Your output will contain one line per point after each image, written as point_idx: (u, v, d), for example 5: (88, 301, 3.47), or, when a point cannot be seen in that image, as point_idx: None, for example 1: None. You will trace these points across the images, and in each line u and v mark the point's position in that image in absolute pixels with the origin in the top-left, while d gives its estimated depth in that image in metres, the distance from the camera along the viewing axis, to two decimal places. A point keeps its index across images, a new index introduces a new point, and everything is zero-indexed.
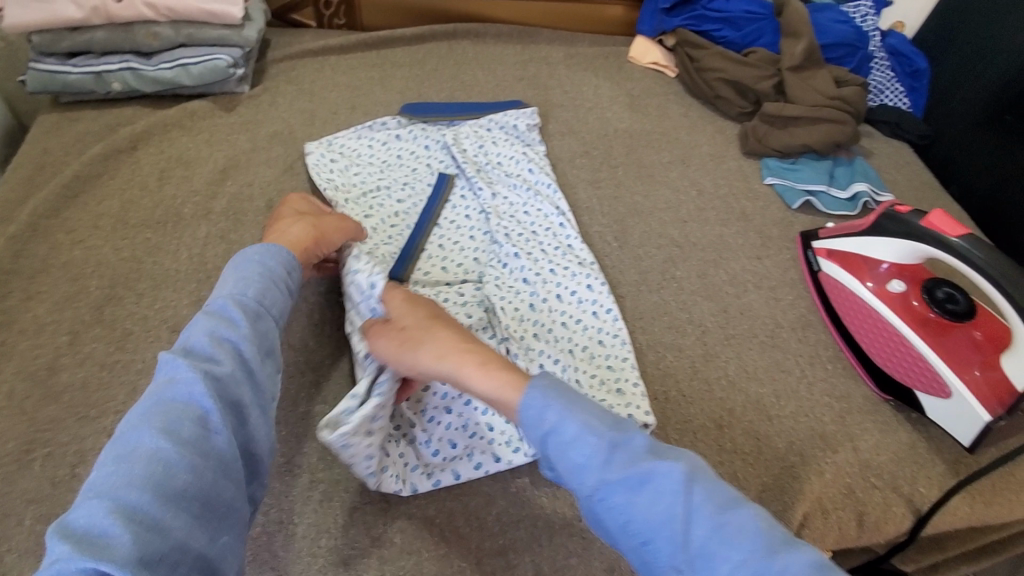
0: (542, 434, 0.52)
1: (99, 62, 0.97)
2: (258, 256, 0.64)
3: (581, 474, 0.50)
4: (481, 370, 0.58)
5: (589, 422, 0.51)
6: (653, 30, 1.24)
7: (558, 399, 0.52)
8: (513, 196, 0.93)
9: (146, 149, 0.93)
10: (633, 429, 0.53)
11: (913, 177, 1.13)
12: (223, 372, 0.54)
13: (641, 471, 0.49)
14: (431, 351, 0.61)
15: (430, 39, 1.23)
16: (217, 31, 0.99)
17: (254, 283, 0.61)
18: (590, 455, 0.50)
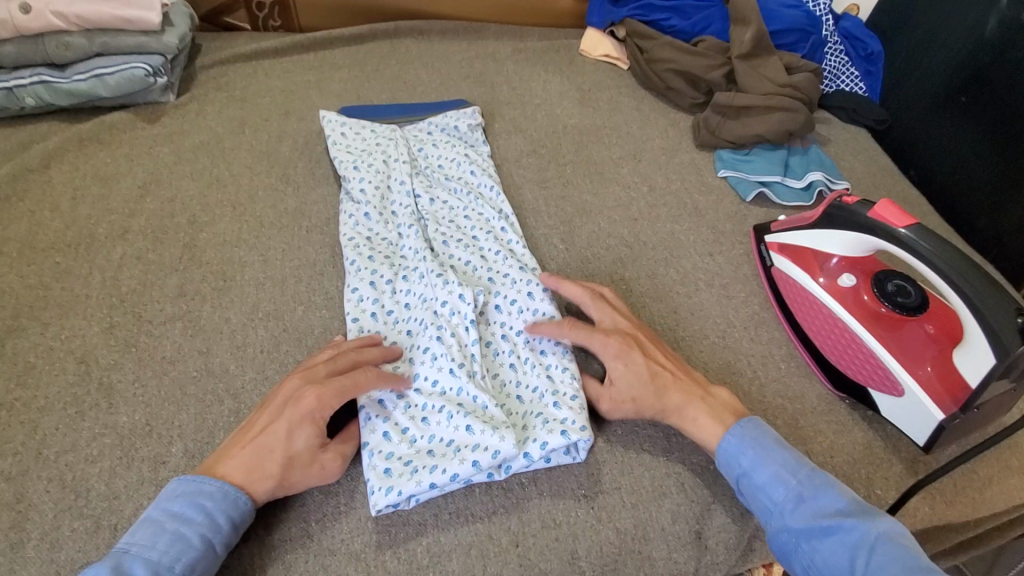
0: (737, 476, 0.62)
1: (9, 76, 0.91)
2: (208, 504, 0.55)
3: (770, 515, 0.60)
4: (697, 424, 0.65)
5: (780, 472, 0.60)
6: (602, 21, 1.21)
7: (757, 452, 0.62)
8: (453, 200, 0.88)
9: (60, 166, 0.87)
10: (829, 484, 0.60)
11: (870, 163, 1.11)
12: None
13: (827, 523, 0.57)
14: (670, 405, 0.66)
15: (370, 38, 1.18)
16: (134, 38, 0.94)
17: (187, 548, 0.52)
18: (781, 501, 0.59)
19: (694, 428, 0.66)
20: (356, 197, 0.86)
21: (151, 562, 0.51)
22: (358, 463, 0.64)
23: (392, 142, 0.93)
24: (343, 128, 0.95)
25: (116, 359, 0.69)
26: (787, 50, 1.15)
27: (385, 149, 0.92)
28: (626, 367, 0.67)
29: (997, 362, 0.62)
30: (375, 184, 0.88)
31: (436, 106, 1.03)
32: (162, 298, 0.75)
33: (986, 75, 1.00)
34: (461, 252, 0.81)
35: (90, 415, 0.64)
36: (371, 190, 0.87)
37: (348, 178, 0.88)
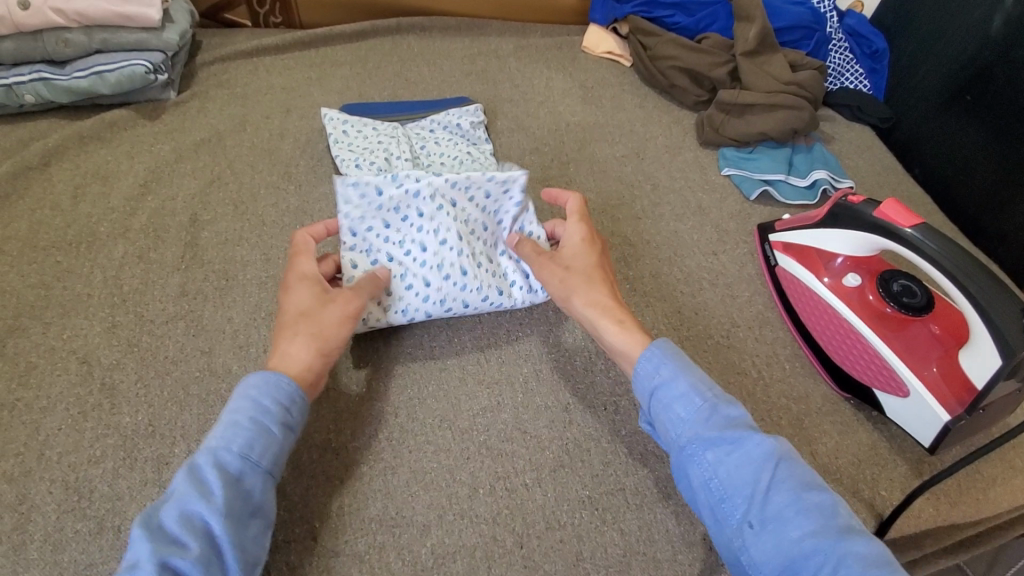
0: (653, 387, 0.61)
1: (8, 73, 0.90)
2: (256, 391, 0.56)
3: (680, 426, 0.58)
4: (620, 325, 0.66)
5: (695, 386, 0.59)
6: (605, 18, 1.20)
7: (676, 366, 0.61)
8: None
9: (60, 164, 0.87)
10: (737, 404, 0.59)
11: (875, 162, 1.10)
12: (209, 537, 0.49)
13: (734, 435, 0.56)
14: (596, 298, 0.67)
15: (372, 35, 1.17)
16: (134, 35, 0.93)
17: (243, 431, 0.54)
18: (693, 413, 0.58)
19: (615, 329, 0.66)
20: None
21: (215, 452, 0.53)
22: (362, 464, 0.64)
23: (396, 140, 0.92)
24: (345, 126, 0.95)
25: (118, 358, 0.69)
26: (791, 48, 1.15)
27: (387, 147, 0.91)
28: (578, 243, 0.72)
29: (1003, 363, 0.62)
30: (376, 181, 0.86)
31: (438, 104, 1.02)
32: (164, 297, 0.75)
33: (992, 73, 0.99)
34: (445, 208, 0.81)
35: (93, 415, 0.64)
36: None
37: (349, 176, 0.87)
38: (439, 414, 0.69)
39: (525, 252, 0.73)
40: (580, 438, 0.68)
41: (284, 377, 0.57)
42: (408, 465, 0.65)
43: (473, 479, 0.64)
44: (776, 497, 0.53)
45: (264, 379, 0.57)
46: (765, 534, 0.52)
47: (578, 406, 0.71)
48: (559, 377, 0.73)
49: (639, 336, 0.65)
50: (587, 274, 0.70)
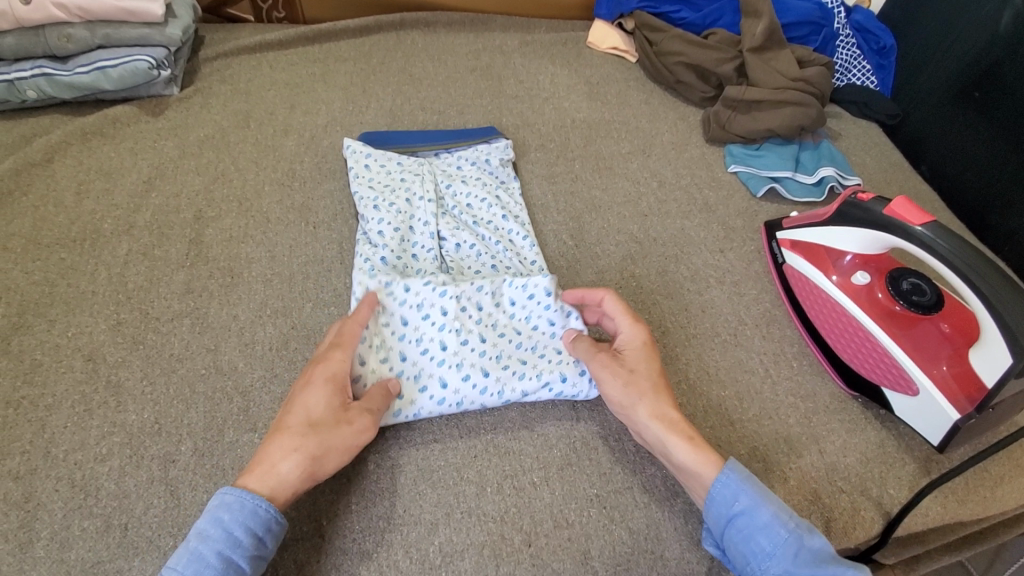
0: (730, 514, 0.57)
1: (10, 68, 0.89)
2: (228, 517, 0.52)
3: (765, 560, 0.55)
4: (690, 443, 0.60)
5: (778, 514, 0.56)
6: (610, 14, 1.19)
7: (757, 491, 0.58)
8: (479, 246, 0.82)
9: (64, 160, 0.86)
10: (816, 532, 0.57)
11: (881, 159, 1.10)
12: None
13: (826, 574, 0.54)
14: (667, 415, 0.62)
15: (376, 30, 1.16)
16: (137, 30, 0.92)
17: (207, 570, 0.50)
18: (780, 546, 0.55)
19: (684, 459, 0.60)
20: (374, 241, 0.79)
21: None
22: (368, 462, 0.64)
23: (420, 177, 0.86)
24: (365, 159, 0.88)
25: (124, 356, 0.68)
26: (798, 43, 1.14)
27: (409, 189, 0.85)
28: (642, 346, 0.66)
29: (1014, 362, 0.62)
30: (395, 232, 0.80)
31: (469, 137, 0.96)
32: (169, 295, 0.74)
33: (999, 69, 0.99)
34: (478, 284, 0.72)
35: (99, 413, 0.64)
36: (391, 234, 0.80)
37: (367, 219, 0.82)
38: (446, 412, 0.68)
39: (582, 350, 0.67)
40: (588, 437, 0.68)
41: (260, 503, 0.53)
42: (415, 464, 0.64)
43: (480, 476, 0.64)
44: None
45: (240, 505, 0.52)
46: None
47: (585, 405, 0.71)
48: None
49: (709, 456, 0.60)
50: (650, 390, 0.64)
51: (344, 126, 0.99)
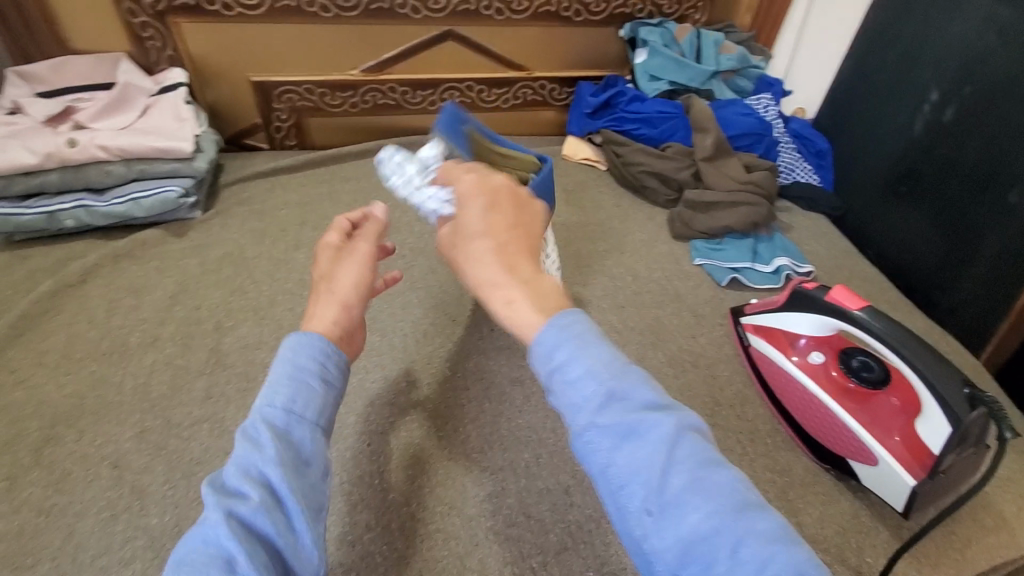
0: (550, 371, 0.45)
1: (52, 201, 1.00)
2: (294, 349, 0.55)
3: (574, 411, 0.44)
4: (512, 297, 0.55)
5: (594, 365, 0.44)
6: (581, 130, 1.37)
7: (578, 342, 0.45)
8: None
9: (96, 281, 0.96)
10: (649, 380, 0.45)
11: (830, 247, 1.23)
12: (272, 468, 0.47)
13: (632, 420, 0.42)
14: (488, 258, 0.59)
15: (376, 152, 1.33)
16: (168, 165, 1.05)
17: (284, 388, 0.52)
18: (588, 394, 0.43)
19: (506, 303, 0.55)
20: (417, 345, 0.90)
21: (261, 408, 0.51)
22: (376, 554, 0.68)
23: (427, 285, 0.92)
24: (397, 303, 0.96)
25: (147, 462, 0.73)
26: (745, 151, 1.29)
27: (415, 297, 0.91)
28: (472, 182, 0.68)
29: (952, 430, 0.69)
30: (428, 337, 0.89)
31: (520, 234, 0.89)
32: (190, 401, 0.81)
33: (918, 168, 1.15)
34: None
35: (122, 518, 0.68)
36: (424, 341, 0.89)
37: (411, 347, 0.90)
38: (448, 502, 0.73)
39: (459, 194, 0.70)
40: (581, 520, 0.73)
41: (319, 335, 0.57)
42: (421, 554, 0.68)
43: (482, 564, 0.68)
44: (671, 480, 0.41)
45: (302, 338, 0.56)
46: (666, 533, 0.39)
47: (578, 488, 0.76)
48: (558, 462, 0.79)
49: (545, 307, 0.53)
50: (498, 241, 0.60)
51: None
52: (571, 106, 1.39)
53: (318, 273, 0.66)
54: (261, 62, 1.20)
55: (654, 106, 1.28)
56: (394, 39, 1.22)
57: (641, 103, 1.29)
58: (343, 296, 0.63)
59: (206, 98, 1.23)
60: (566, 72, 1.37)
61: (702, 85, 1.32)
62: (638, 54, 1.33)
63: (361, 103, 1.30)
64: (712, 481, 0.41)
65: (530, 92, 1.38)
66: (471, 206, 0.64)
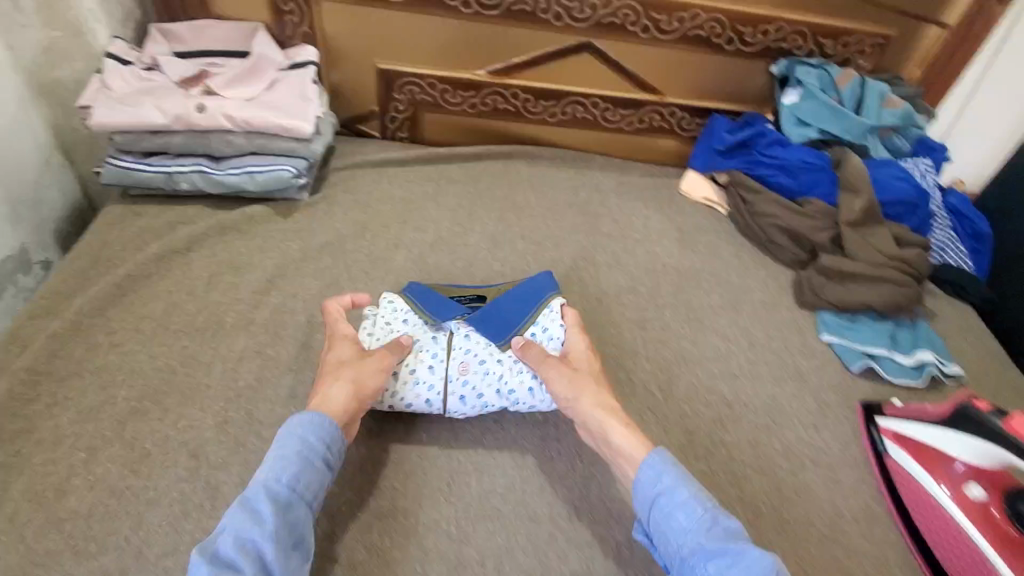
0: (654, 495, 0.65)
1: (172, 162, 1.00)
2: (301, 430, 0.65)
3: (682, 534, 0.62)
4: (627, 433, 0.70)
5: (694, 497, 0.64)
6: (705, 167, 1.27)
7: (678, 475, 0.66)
8: (475, 372, 0.77)
9: (201, 251, 0.94)
10: (735, 520, 0.64)
11: (978, 347, 1.07)
12: (267, 544, 0.56)
13: (731, 548, 0.60)
14: (607, 402, 0.73)
15: (486, 157, 1.27)
16: (287, 143, 1.02)
17: (290, 466, 0.62)
18: (693, 521, 0.62)
19: (625, 443, 0.70)
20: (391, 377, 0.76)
21: (266, 483, 0.61)
22: None
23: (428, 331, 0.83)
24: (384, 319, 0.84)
25: (225, 458, 0.70)
26: (893, 220, 1.14)
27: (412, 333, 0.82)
28: (581, 342, 0.80)
29: None
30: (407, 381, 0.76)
31: (539, 296, 0.86)
32: (275, 399, 0.77)
33: None
34: (485, 378, 0.77)
35: (194, 516, 0.65)
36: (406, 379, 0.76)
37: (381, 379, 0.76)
38: (527, 571, 0.66)
39: (533, 355, 0.76)
40: None
41: (328, 418, 0.66)
42: None
43: None
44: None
45: (311, 418, 0.66)
46: None
47: None
48: None
49: (641, 442, 0.70)
50: (593, 376, 0.76)
51: (449, 247, 1.06)
52: (699, 139, 1.28)
53: (332, 359, 0.73)
54: (391, 49, 1.16)
55: (797, 154, 1.16)
56: (529, 45, 1.16)
57: (782, 148, 1.17)
58: (360, 378, 0.71)
59: (330, 78, 1.21)
60: (701, 102, 1.27)
61: (856, 140, 1.17)
62: (788, 95, 1.20)
63: (481, 105, 1.24)
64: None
65: (658, 118, 1.28)
66: (564, 366, 0.76)
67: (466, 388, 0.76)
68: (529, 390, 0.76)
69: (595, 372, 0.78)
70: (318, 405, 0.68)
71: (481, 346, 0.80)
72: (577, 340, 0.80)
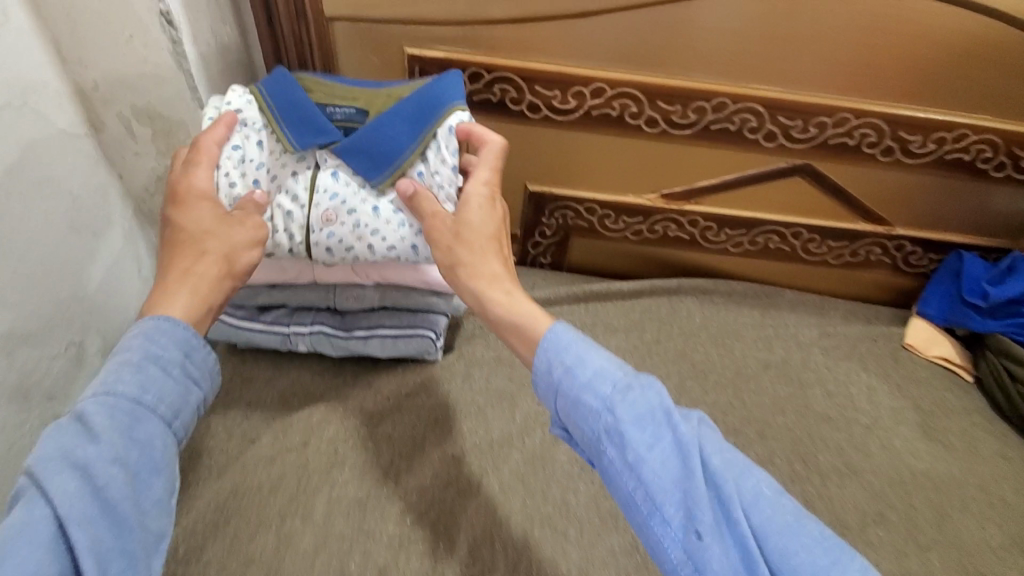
0: (557, 381, 0.53)
1: (289, 320, 0.83)
2: (149, 333, 0.54)
3: (597, 417, 0.50)
4: (521, 302, 0.61)
5: (605, 365, 0.52)
6: (942, 317, 0.98)
7: (583, 349, 0.54)
8: (347, 221, 0.73)
9: (318, 445, 0.75)
10: (654, 382, 0.52)
11: None
12: (108, 465, 0.47)
13: (660, 428, 0.49)
14: (493, 272, 0.64)
15: (648, 294, 1.03)
16: (425, 298, 0.83)
17: (126, 373, 0.51)
18: (608, 395, 0.50)
19: (512, 323, 0.60)
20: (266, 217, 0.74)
21: (96, 395, 0.50)
22: None
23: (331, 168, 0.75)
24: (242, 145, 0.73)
25: None
26: None
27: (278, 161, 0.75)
28: (483, 197, 0.68)
29: None
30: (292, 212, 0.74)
31: (436, 107, 0.73)
32: None
33: None
34: (348, 229, 0.73)
35: None
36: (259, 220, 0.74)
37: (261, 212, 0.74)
38: None
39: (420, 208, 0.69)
40: None
41: (179, 321, 0.56)
42: None
43: None
44: (728, 489, 0.47)
45: (154, 321, 0.55)
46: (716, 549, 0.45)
47: None
48: None
49: (545, 320, 0.59)
50: (479, 243, 0.65)
51: None
52: (935, 280, 1.00)
53: (193, 230, 0.62)
54: (546, 171, 0.95)
55: None
56: (729, 166, 0.92)
57: None
58: (231, 250, 0.63)
59: None
60: (938, 236, 0.98)
61: None
62: None
63: (647, 232, 1.01)
64: (746, 482, 0.48)
65: (876, 252, 1.00)
66: (447, 232, 0.66)
67: (335, 237, 0.73)
68: (372, 250, 0.74)
69: (495, 232, 0.67)
70: (166, 314, 0.56)
71: (353, 187, 0.74)
72: (482, 176, 0.69)
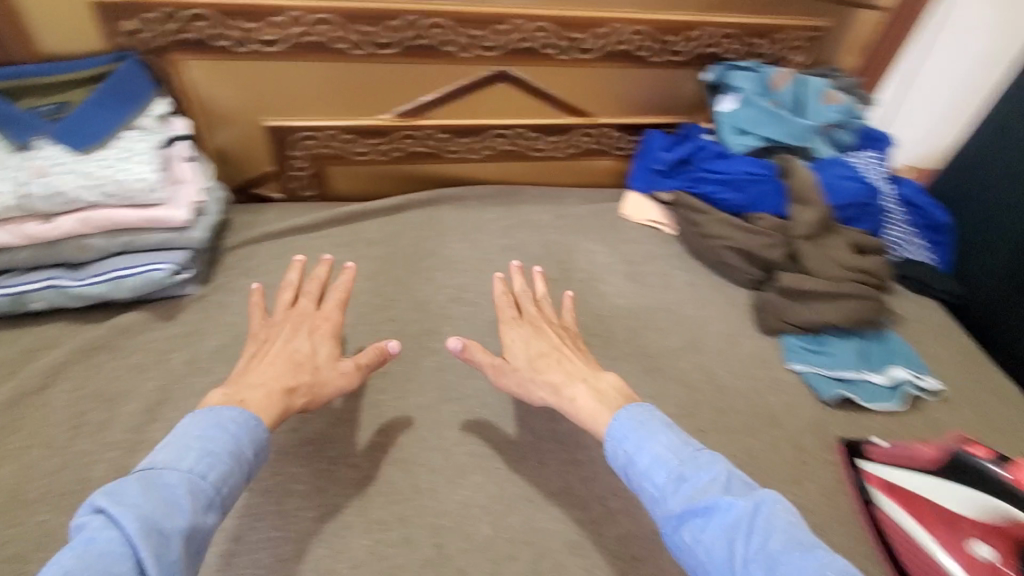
0: (623, 466, 0.67)
1: (14, 281, 0.84)
2: (233, 427, 0.63)
3: (659, 500, 0.63)
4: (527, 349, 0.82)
5: (662, 453, 0.65)
6: (646, 187, 1.17)
7: (640, 437, 0.67)
8: (57, 173, 0.81)
9: (63, 384, 0.80)
10: (707, 463, 0.65)
11: (953, 351, 1.04)
12: (180, 537, 0.53)
13: (705, 503, 0.60)
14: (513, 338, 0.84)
15: (406, 208, 1.14)
16: (158, 236, 0.87)
17: (217, 465, 0.59)
18: (662, 483, 0.63)
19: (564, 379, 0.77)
20: None
21: (188, 476, 0.57)
22: None
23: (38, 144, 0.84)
24: None
25: None
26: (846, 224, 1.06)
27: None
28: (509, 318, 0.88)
29: None
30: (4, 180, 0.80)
31: (133, 95, 0.90)
32: None
33: None
34: (67, 177, 0.81)
35: None
36: None
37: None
38: None
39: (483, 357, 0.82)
40: None
41: (263, 425, 0.65)
42: None
43: None
44: (761, 540, 0.57)
45: (250, 425, 0.64)
46: None
47: None
48: None
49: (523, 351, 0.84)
50: (511, 322, 0.86)
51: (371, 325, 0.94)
52: (637, 158, 1.18)
53: (281, 352, 0.75)
54: (275, 104, 1.01)
55: (740, 166, 1.05)
56: (433, 80, 1.03)
57: (724, 161, 1.06)
58: (318, 381, 0.74)
59: (215, 141, 1.05)
60: (629, 118, 1.16)
61: (800, 143, 1.07)
62: (721, 101, 1.10)
63: (392, 152, 1.11)
64: (806, 564, 0.55)
65: (589, 140, 1.18)
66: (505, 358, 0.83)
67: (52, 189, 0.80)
68: (101, 194, 0.82)
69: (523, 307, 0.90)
70: (240, 409, 0.65)
71: (61, 155, 0.83)
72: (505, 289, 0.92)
